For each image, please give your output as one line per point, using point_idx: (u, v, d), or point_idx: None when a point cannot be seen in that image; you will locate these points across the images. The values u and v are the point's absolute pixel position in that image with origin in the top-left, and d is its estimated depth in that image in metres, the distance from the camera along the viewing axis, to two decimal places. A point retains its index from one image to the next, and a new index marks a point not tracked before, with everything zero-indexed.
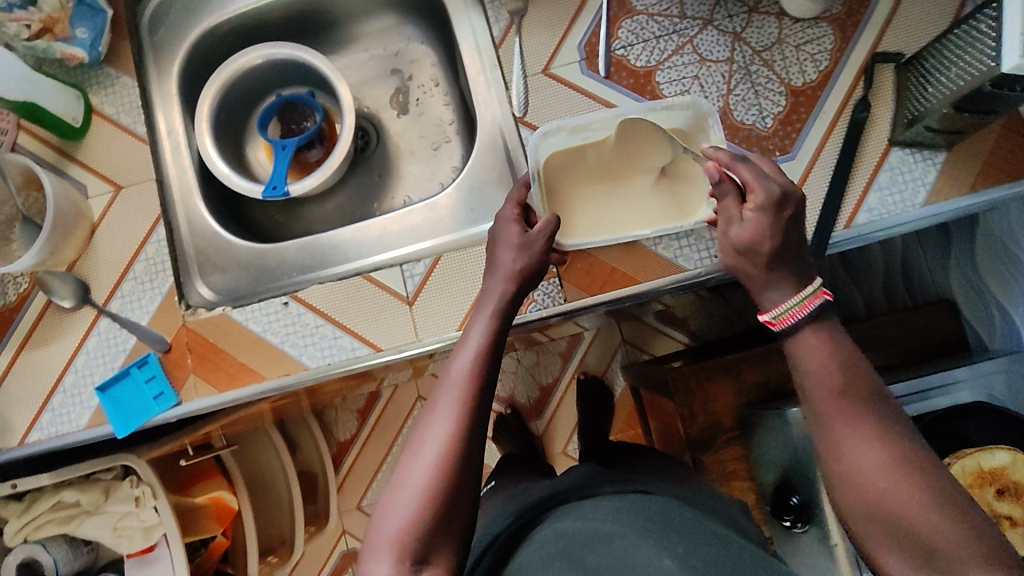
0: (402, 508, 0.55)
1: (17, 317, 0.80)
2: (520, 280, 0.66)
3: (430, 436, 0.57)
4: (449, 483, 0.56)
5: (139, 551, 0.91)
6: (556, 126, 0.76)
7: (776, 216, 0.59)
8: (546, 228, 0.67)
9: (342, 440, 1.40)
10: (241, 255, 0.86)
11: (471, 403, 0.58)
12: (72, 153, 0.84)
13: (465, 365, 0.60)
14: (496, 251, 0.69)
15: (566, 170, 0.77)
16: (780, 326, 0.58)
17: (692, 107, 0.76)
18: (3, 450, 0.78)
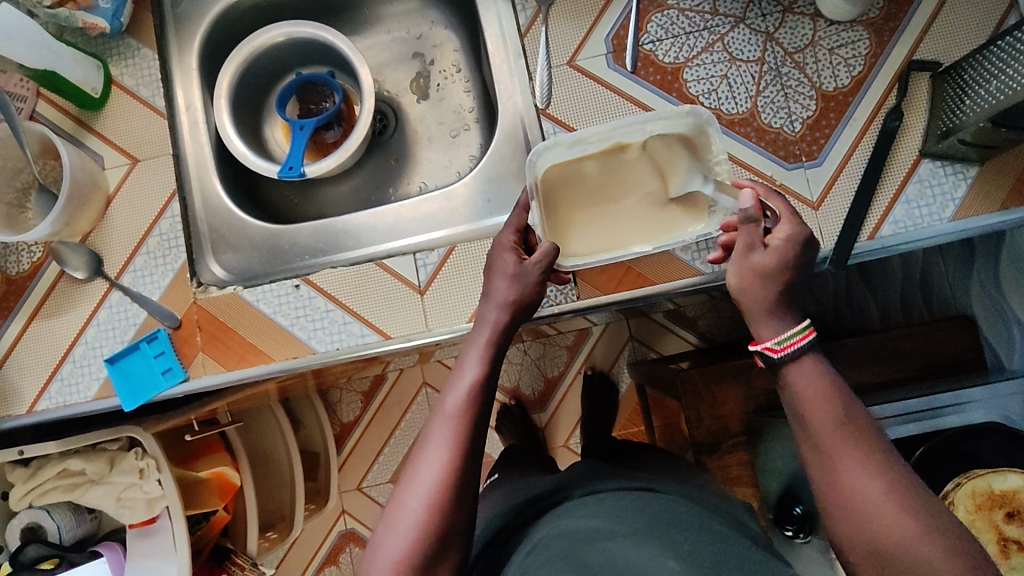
0: (397, 540, 0.56)
1: (30, 286, 0.80)
2: (514, 310, 0.65)
3: (423, 470, 0.57)
4: (443, 517, 0.56)
5: (141, 522, 0.92)
6: (552, 141, 0.71)
7: (799, 251, 0.60)
8: (542, 258, 0.66)
9: (345, 421, 1.41)
10: (254, 234, 0.86)
11: (464, 438, 0.58)
12: (90, 124, 0.83)
13: (458, 399, 0.60)
14: (491, 278, 0.67)
15: (564, 185, 0.73)
16: (782, 353, 0.56)
17: (692, 115, 0.71)
18: (12, 417, 0.78)
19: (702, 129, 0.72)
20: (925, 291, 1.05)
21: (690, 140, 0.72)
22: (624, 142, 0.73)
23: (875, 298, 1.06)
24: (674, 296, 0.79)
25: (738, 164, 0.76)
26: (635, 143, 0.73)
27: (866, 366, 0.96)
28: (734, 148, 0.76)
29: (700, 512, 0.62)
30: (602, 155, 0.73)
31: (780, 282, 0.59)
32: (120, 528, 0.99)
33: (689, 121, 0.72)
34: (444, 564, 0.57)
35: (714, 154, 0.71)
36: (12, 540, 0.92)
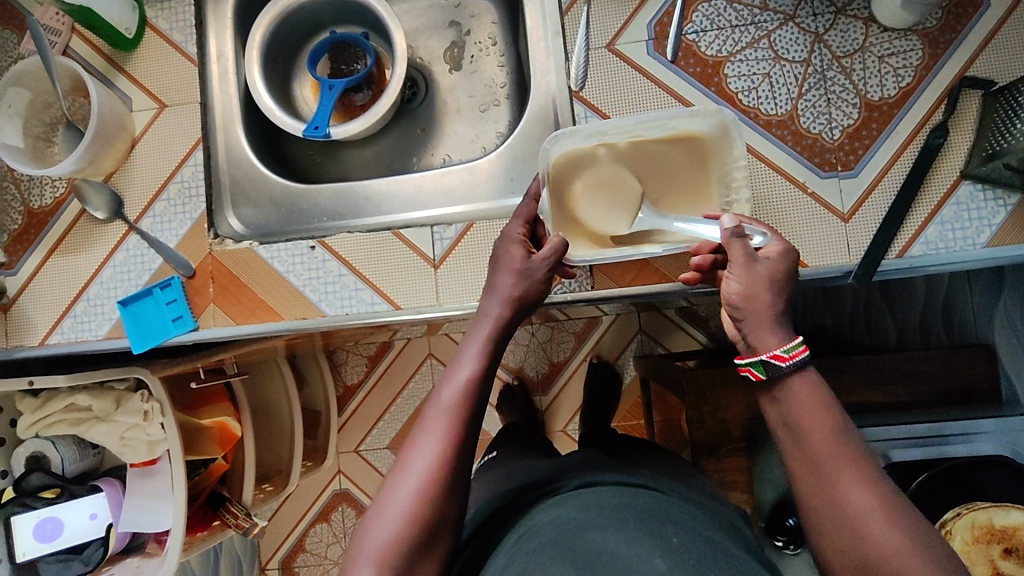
0: (385, 526, 0.56)
1: (52, 221, 0.80)
2: (514, 306, 0.64)
3: (416, 459, 0.58)
4: (433, 506, 0.56)
5: (143, 462, 0.93)
6: (571, 129, 0.71)
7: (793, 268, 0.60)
8: (552, 254, 0.65)
9: (349, 383, 1.43)
10: (275, 190, 0.85)
11: (458, 431, 0.58)
12: (121, 64, 0.83)
13: (454, 393, 0.60)
14: (496, 271, 0.67)
15: (577, 177, 0.72)
16: (791, 361, 0.54)
17: (717, 116, 0.69)
18: (24, 348, 0.79)
19: (726, 129, 0.70)
20: (947, 316, 1.03)
21: (713, 141, 0.70)
22: (642, 137, 0.71)
23: (892, 315, 1.05)
24: (690, 294, 0.77)
25: (770, 167, 0.74)
26: (654, 140, 0.71)
27: (878, 386, 0.94)
28: (768, 149, 0.74)
29: (695, 513, 0.62)
30: (620, 149, 0.72)
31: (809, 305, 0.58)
32: (121, 466, 1.01)
33: (713, 121, 0.70)
34: (436, 542, 0.57)
35: (733, 155, 0.69)
36: (17, 467, 0.94)
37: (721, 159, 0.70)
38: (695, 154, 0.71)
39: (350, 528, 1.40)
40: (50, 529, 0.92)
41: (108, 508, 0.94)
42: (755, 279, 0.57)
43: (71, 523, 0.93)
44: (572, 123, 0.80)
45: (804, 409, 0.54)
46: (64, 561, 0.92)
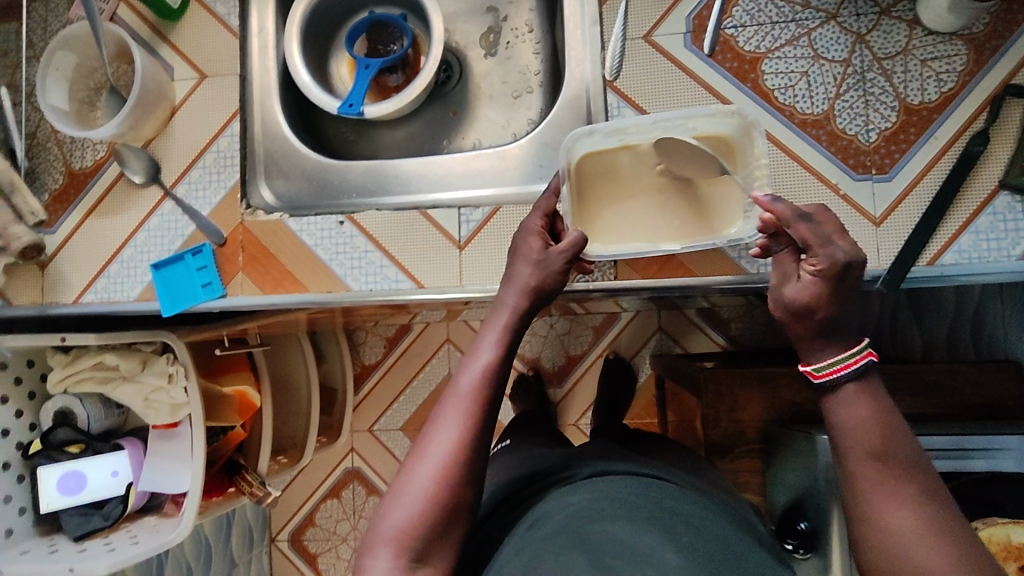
0: (402, 510, 0.57)
1: (91, 182, 0.83)
2: (532, 297, 0.65)
3: (434, 445, 0.58)
4: (451, 490, 0.57)
5: (165, 424, 0.95)
6: (590, 129, 0.70)
7: (837, 283, 0.57)
8: (570, 248, 0.66)
9: (367, 363, 1.45)
10: (307, 165, 0.87)
11: (476, 417, 0.59)
12: (165, 33, 0.85)
13: (473, 379, 0.61)
14: (514, 262, 0.68)
15: (599, 175, 0.72)
16: (822, 380, 0.57)
17: (738, 115, 0.68)
18: (58, 305, 0.82)
19: (748, 131, 0.69)
20: (974, 330, 1.01)
21: (734, 140, 0.70)
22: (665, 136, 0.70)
23: (919, 328, 1.04)
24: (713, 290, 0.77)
25: (802, 165, 0.73)
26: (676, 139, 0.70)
27: (899, 396, 0.92)
28: (802, 149, 0.74)
29: (708, 507, 0.62)
30: (641, 148, 0.71)
31: (819, 308, 0.57)
32: (143, 427, 1.03)
33: (734, 121, 0.69)
34: (453, 522, 0.57)
35: (756, 157, 0.68)
36: (45, 421, 0.97)
37: (743, 160, 0.70)
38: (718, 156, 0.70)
39: (359, 505, 1.42)
40: (73, 484, 0.94)
41: (130, 466, 0.97)
42: (779, 302, 0.60)
43: (93, 479, 0.95)
44: (605, 112, 0.79)
45: (849, 423, 0.55)
46: (85, 515, 0.94)
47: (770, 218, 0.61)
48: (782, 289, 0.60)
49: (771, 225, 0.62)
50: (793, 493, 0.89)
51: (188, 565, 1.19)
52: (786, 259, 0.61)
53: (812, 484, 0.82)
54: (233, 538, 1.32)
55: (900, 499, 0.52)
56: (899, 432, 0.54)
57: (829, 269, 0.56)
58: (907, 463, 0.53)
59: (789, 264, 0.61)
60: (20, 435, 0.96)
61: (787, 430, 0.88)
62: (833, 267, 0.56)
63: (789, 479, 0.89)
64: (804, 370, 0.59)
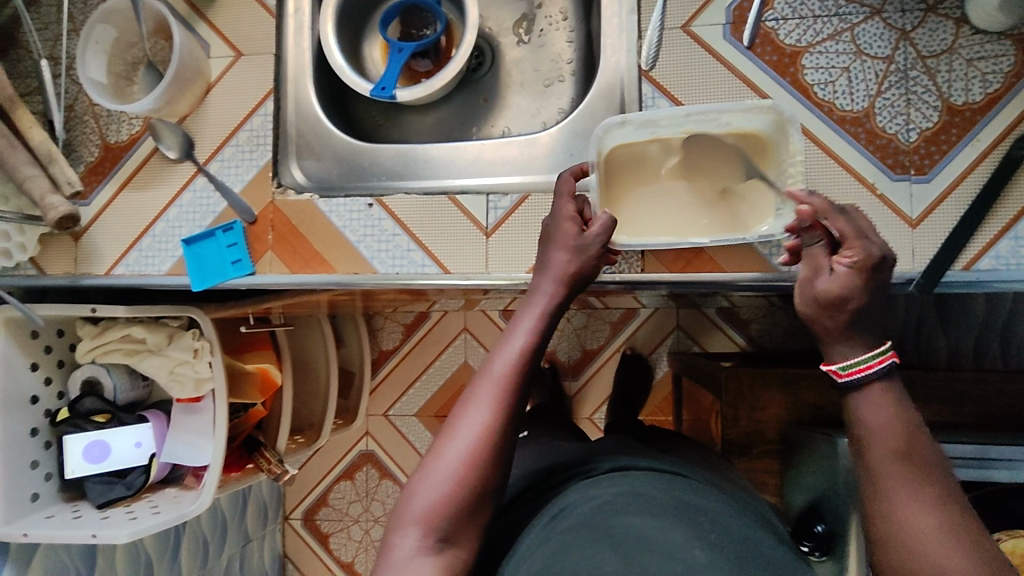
0: (431, 490, 0.57)
1: (126, 155, 0.84)
2: (568, 284, 0.66)
3: (464, 427, 0.58)
4: (480, 473, 0.57)
5: (188, 398, 0.96)
6: (622, 119, 0.69)
7: (870, 277, 0.56)
8: (601, 230, 0.65)
9: (385, 348, 1.46)
10: (338, 147, 0.87)
11: (507, 402, 0.59)
12: (202, 10, 0.85)
13: (507, 363, 0.61)
14: (549, 248, 0.68)
15: (628, 166, 0.71)
16: (846, 379, 0.56)
17: (773, 111, 0.67)
18: (90, 276, 0.83)
19: (782, 125, 0.67)
20: (1005, 340, 0.99)
21: (768, 136, 0.69)
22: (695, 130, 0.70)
23: (946, 336, 1.02)
24: (741, 289, 0.76)
25: (839, 163, 0.72)
26: (709, 133, 0.69)
27: (925, 403, 0.91)
28: (840, 147, 0.72)
29: (730, 505, 0.61)
30: (671, 141, 0.70)
31: (851, 299, 0.56)
32: (167, 400, 1.05)
33: (768, 117, 0.68)
34: (477, 507, 0.57)
35: (790, 153, 0.67)
36: (72, 389, 0.99)
37: (777, 156, 0.69)
38: (750, 150, 0.70)
39: (372, 488, 1.44)
40: (98, 452, 0.96)
41: (153, 438, 0.98)
42: (809, 296, 0.59)
43: (117, 449, 0.97)
44: (638, 103, 0.79)
45: (874, 424, 0.54)
46: (108, 483, 0.96)
47: (808, 209, 0.59)
48: (813, 283, 0.58)
49: (808, 217, 0.59)
50: (812, 496, 0.88)
51: (204, 538, 1.21)
52: (818, 253, 0.60)
53: (832, 488, 0.81)
54: (248, 513, 1.34)
55: (926, 505, 0.51)
56: (923, 435, 0.53)
57: (863, 262, 0.56)
58: (933, 467, 0.52)
59: (821, 258, 0.60)
60: (49, 402, 0.98)
61: (808, 432, 0.87)
62: (870, 261, 0.56)
63: (807, 481, 0.89)
64: (827, 369, 0.58)
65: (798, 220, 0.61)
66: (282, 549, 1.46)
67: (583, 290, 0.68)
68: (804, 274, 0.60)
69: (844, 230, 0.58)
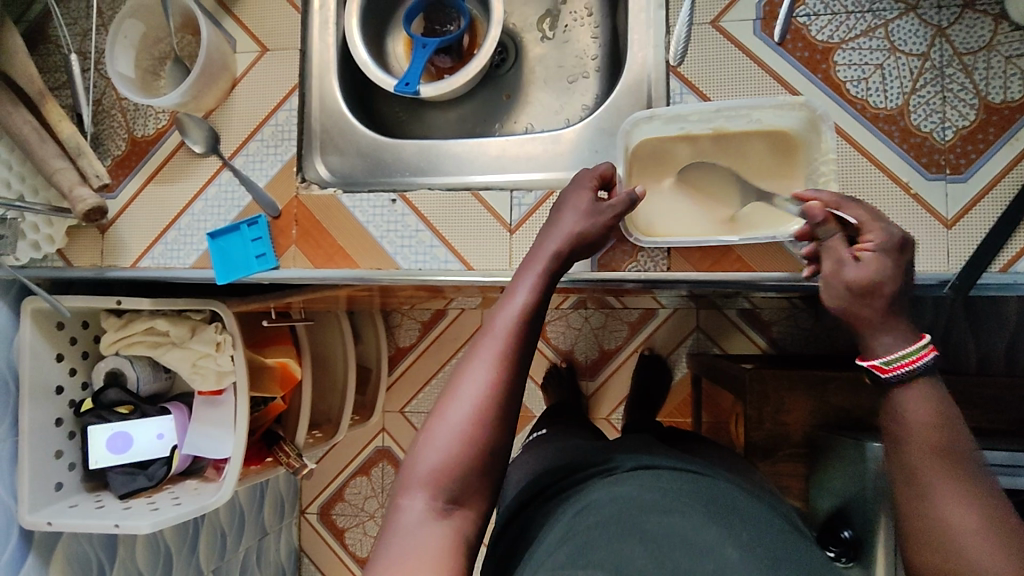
0: (436, 450, 0.55)
1: (153, 149, 0.84)
2: (574, 243, 0.64)
3: (468, 386, 0.57)
4: (486, 432, 0.56)
5: (210, 391, 0.97)
6: (649, 114, 0.69)
7: (896, 259, 0.56)
8: (620, 204, 0.65)
9: (402, 345, 1.46)
10: (363, 143, 0.87)
11: (511, 359, 0.58)
12: (229, 5, 0.86)
13: (508, 319, 0.59)
14: (559, 212, 0.67)
15: (656, 162, 0.71)
16: (890, 374, 0.54)
17: (806, 108, 0.66)
18: (116, 268, 0.84)
19: (814, 124, 0.66)
20: None
21: (799, 136, 0.68)
22: (724, 127, 0.69)
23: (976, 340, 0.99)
24: (769, 290, 0.75)
25: (872, 162, 0.71)
26: (738, 131, 0.69)
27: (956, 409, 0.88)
28: (873, 145, 0.71)
29: (758, 507, 0.60)
30: (700, 137, 0.70)
31: (884, 284, 0.55)
32: (189, 393, 1.06)
33: (800, 115, 0.67)
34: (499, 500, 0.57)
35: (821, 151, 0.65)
36: (96, 380, 1.00)
37: (807, 155, 0.67)
38: (782, 150, 0.68)
39: (388, 485, 1.44)
40: (121, 443, 0.97)
41: (175, 430, 0.99)
42: (837, 287, 0.57)
43: (139, 440, 0.97)
44: (666, 99, 0.78)
45: (912, 419, 0.54)
46: (130, 474, 0.97)
47: (817, 204, 0.58)
48: (841, 274, 0.56)
49: (819, 212, 0.59)
50: (838, 501, 0.86)
51: (222, 530, 1.22)
52: (838, 245, 0.58)
53: (859, 492, 0.80)
54: (266, 507, 1.35)
55: (962, 502, 0.50)
56: (963, 433, 0.52)
57: (887, 242, 0.56)
58: (975, 467, 0.52)
59: (841, 250, 0.58)
60: (74, 393, 0.99)
61: (834, 436, 0.86)
62: (892, 242, 0.56)
63: (832, 486, 0.87)
64: (868, 364, 0.56)
65: (810, 215, 0.59)
66: (298, 543, 1.47)
67: (591, 254, 0.67)
68: (826, 269, 0.58)
69: (860, 216, 0.58)
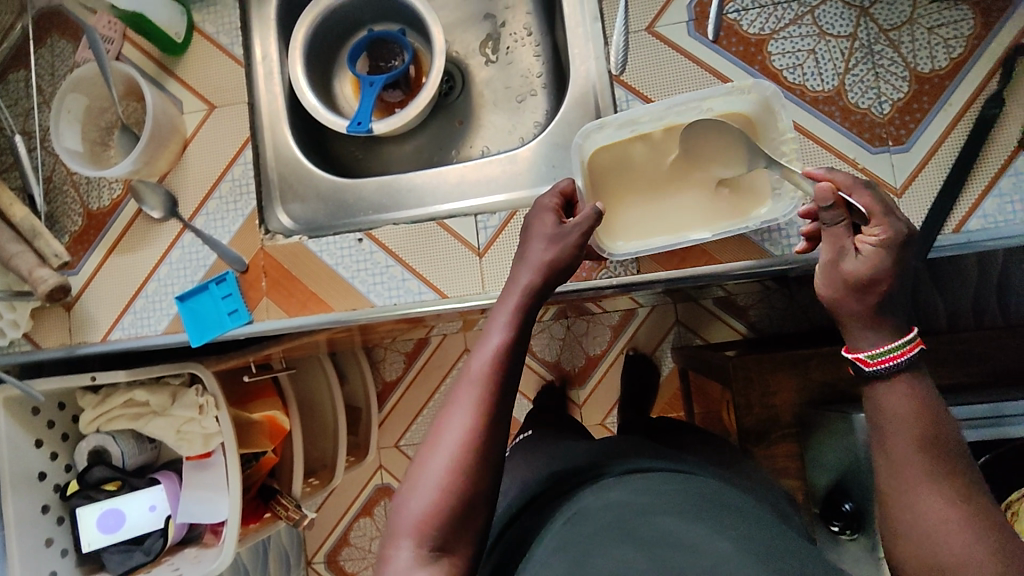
0: (419, 498, 0.55)
1: (110, 221, 0.83)
2: (547, 273, 0.63)
3: (447, 433, 0.57)
4: (466, 477, 0.55)
5: (198, 455, 0.95)
6: (600, 123, 0.70)
7: (899, 255, 0.55)
8: (584, 221, 0.64)
9: (388, 379, 1.45)
10: (322, 186, 0.87)
11: (488, 402, 0.57)
12: (171, 68, 0.85)
13: (485, 362, 0.59)
14: (529, 240, 0.67)
15: (615, 168, 0.72)
16: (874, 367, 0.54)
17: (755, 90, 0.68)
18: (86, 344, 0.82)
19: (768, 106, 0.68)
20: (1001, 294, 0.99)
21: (755, 118, 0.69)
22: (676, 121, 0.70)
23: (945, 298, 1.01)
24: (738, 278, 0.77)
25: (818, 144, 0.73)
26: (691, 122, 0.70)
27: (933, 368, 0.91)
28: (816, 127, 0.73)
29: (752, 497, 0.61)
30: (653, 135, 0.71)
31: (882, 281, 0.55)
32: (177, 460, 1.03)
33: (752, 98, 0.69)
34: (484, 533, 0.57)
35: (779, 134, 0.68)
36: (80, 461, 0.98)
37: (764, 136, 0.69)
38: None
39: None
40: (112, 522, 0.95)
41: (167, 500, 0.97)
42: (834, 278, 0.57)
43: (131, 515, 0.96)
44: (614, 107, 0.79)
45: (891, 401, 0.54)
46: (126, 551, 0.95)
47: (828, 186, 0.57)
48: (839, 266, 0.57)
49: (829, 195, 0.58)
50: (835, 474, 0.87)
51: None
52: (841, 232, 0.58)
53: (854, 464, 0.81)
54: (270, 563, 1.32)
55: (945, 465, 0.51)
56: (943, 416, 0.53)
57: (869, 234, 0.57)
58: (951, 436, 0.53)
59: (843, 239, 0.58)
60: (57, 477, 0.96)
61: (822, 411, 0.87)
62: (898, 237, 0.55)
63: (827, 461, 0.88)
64: (853, 357, 0.56)
65: (820, 197, 0.58)
66: None
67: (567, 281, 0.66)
68: (825, 256, 0.58)
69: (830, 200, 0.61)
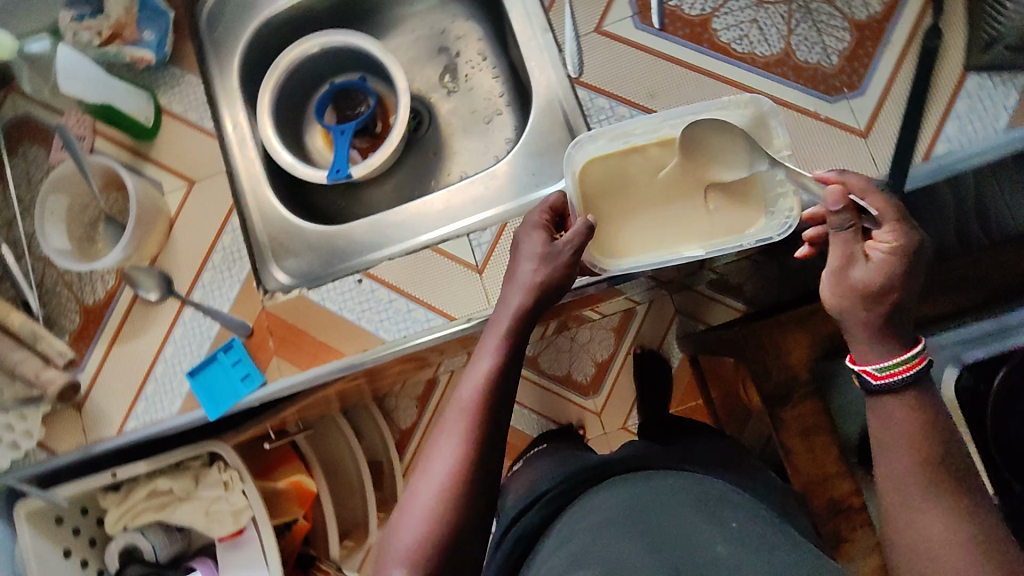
0: (410, 529, 0.55)
1: (107, 312, 0.83)
2: (537, 295, 0.64)
3: (435, 463, 0.57)
4: (460, 505, 0.56)
5: (230, 534, 0.93)
6: (594, 133, 0.73)
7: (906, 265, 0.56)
8: (574, 239, 0.65)
9: (405, 427, 1.39)
10: (311, 238, 0.88)
11: (476, 429, 0.58)
12: (145, 152, 0.87)
13: (473, 391, 0.60)
14: (518, 258, 0.67)
15: (611, 181, 0.73)
16: (885, 379, 0.55)
17: (752, 105, 0.71)
18: (101, 441, 0.81)
19: (762, 119, 0.71)
20: None
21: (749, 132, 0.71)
22: (671, 135, 0.72)
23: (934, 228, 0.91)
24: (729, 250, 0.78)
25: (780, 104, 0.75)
26: None
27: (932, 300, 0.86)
28: (774, 88, 0.76)
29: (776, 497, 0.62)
30: (649, 150, 0.73)
31: (892, 290, 0.55)
32: (210, 544, 1.00)
33: (748, 112, 0.71)
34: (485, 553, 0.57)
35: (772, 145, 0.70)
36: (110, 563, 0.94)
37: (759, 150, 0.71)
38: None
39: None
40: None
41: None
42: (845, 287, 0.57)
43: None
44: (580, 108, 0.82)
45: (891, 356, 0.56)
46: None
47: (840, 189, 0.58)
48: (850, 273, 0.57)
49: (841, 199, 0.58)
50: None
51: None
52: (851, 238, 0.58)
53: None
54: None
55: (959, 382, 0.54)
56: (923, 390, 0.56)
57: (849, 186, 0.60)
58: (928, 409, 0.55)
59: (853, 245, 0.58)
60: None
61: None
62: (908, 246, 0.56)
63: None
64: (864, 371, 0.56)
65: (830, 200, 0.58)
66: None
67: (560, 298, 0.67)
68: (833, 263, 0.58)
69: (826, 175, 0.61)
